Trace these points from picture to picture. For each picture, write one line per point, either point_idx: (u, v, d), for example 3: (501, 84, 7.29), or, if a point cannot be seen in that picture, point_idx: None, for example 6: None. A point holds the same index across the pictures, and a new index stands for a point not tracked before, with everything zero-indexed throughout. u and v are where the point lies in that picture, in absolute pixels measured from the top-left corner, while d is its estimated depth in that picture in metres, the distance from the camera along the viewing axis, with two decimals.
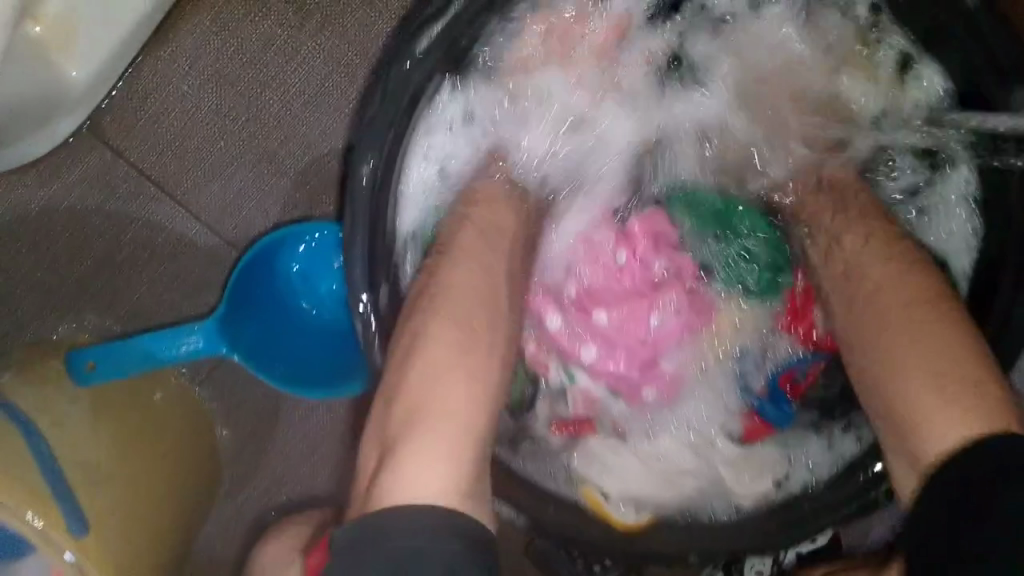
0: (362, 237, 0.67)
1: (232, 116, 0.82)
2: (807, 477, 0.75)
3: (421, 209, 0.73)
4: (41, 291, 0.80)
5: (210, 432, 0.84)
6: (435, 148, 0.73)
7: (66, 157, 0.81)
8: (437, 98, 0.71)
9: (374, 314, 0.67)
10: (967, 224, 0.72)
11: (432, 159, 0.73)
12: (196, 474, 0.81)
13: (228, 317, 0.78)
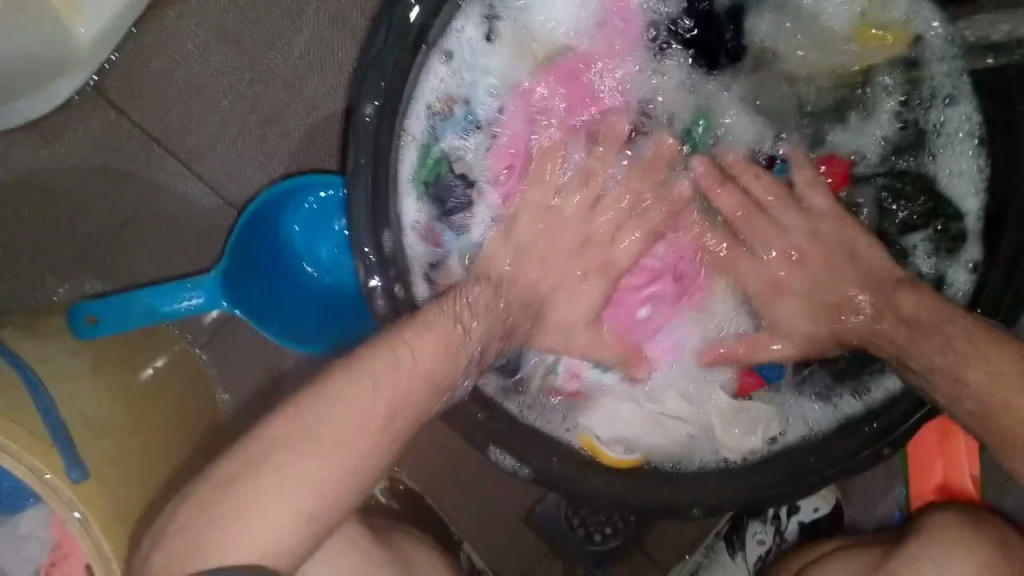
0: (365, 190, 0.62)
1: (237, 75, 0.79)
2: (804, 432, 0.72)
3: (416, 155, 0.67)
4: (43, 253, 0.81)
5: (209, 402, 0.81)
6: (435, 90, 0.66)
7: (68, 116, 0.79)
8: (448, 34, 0.64)
9: (376, 264, 0.64)
10: (974, 162, 0.71)
11: (433, 102, 0.66)
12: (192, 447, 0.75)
13: (232, 273, 0.73)
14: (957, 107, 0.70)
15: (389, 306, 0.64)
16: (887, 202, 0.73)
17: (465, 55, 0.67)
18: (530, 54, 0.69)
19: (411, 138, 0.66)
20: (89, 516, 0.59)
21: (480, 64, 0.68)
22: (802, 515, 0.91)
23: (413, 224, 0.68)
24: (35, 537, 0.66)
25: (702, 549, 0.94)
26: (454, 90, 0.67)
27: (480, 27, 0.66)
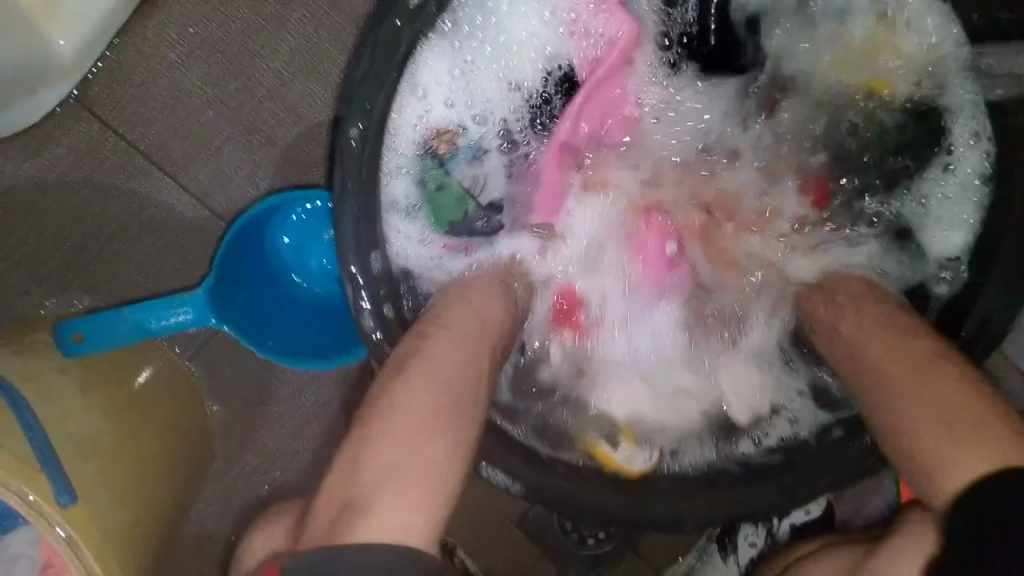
0: (352, 211, 0.61)
1: (221, 86, 0.78)
2: (784, 434, 0.72)
3: (409, 189, 0.68)
4: (31, 263, 0.80)
5: (192, 415, 0.80)
6: (425, 126, 0.68)
7: (50, 128, 0.78)
8: (423, 69, 0.65)
9: (364, 280, 0.63)
10: (979, 194, 0.68)
11: (421, 136, 0.68)
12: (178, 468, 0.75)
13: (220, 288, 0.71)
14: (965, 138, 0.69)
15: (378, 326, 0.63)
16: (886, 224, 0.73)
17: (454, 78, 0.67)
18: (516, 72, 0.69)
19: (410, 168, 0.68)
20: (76, 535, 0.59)
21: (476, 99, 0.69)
22: (793, 518, 0.91)
23: (422, 245, 0.69)
24: (25, 557, 0.65)
25: (696, 552, 0.95)
26: (448, 117, 0.68)
27: (465, 53, 0.66)
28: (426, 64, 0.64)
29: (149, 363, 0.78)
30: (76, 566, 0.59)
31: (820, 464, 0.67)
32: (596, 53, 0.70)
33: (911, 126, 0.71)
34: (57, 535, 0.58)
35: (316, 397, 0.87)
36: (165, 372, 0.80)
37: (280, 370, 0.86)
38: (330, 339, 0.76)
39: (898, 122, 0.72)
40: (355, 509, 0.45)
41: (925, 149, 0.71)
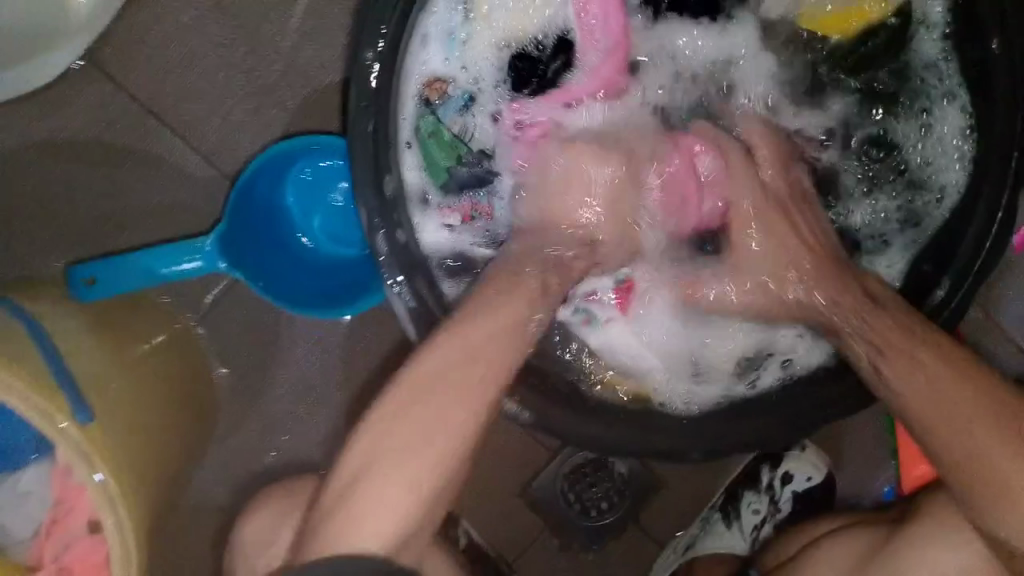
0: (368, 130, 0.58)
1: (232, 47, 0.80)
2: (780, 375, 0.72)
3: (411, 146, 0.68)
4: (39, 224, 0.82)
5: (191, 377, 0.81)
6: (421, 79, 0.68)
7: (60, 91, 0.80)
8: (424, 17, 0.65)
9: (378, 216, 0.59)
10: (963, 142, 0.69)
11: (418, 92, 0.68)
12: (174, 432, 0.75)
13: (231, 235, 0.72)
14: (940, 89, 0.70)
15: (389, 248, 0.59)
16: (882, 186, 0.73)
17: (447, 31, 0.68)
18: (511, 28, 0.69)
19: (410, 129, 0.68)
20: (111, 483, 0.59)
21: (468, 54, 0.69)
22: (795, 484, 0.93)
23: (433, 208, 0.70)
24: (36, 495, 0.67)
25: (699, 522, 0.95)
26: (436, 73, 0.69)
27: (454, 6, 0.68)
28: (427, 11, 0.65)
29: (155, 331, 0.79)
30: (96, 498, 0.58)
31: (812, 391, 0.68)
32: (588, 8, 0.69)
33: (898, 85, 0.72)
34: (92, 478, 0.58)
35: (321, 362, 0.87)
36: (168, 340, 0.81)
37: (285, 334, 0.87)
38: (340, 289, 0.77)
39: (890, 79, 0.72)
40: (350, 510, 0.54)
41: (906, 104, 0.71)
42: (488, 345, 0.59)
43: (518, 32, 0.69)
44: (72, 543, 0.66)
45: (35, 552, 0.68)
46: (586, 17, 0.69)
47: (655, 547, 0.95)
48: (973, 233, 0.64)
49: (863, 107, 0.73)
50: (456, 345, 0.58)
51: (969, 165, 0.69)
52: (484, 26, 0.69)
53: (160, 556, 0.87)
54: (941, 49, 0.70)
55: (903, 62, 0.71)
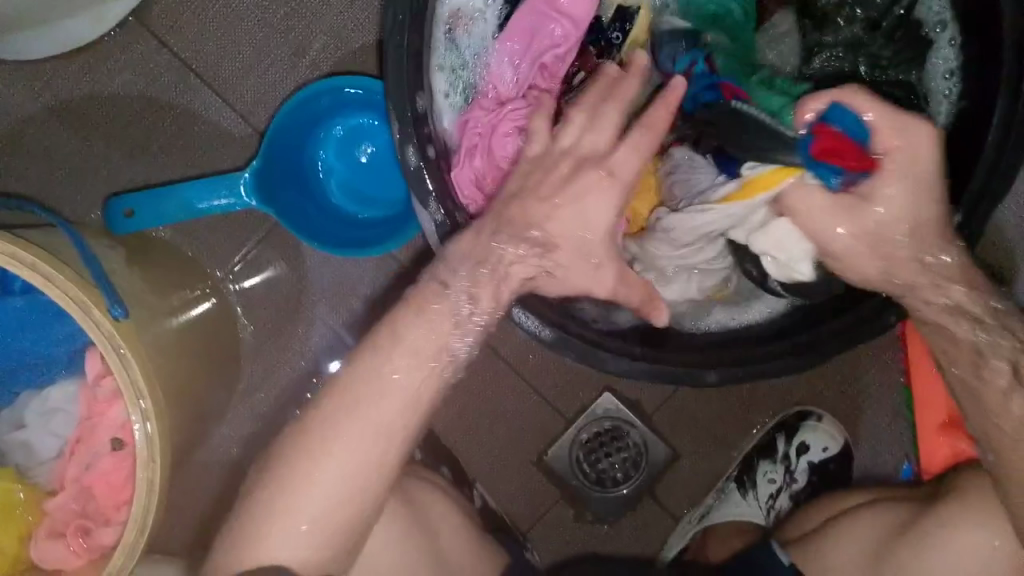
0: (402, 42, 0.60)
1: (272, 9, 0.84)
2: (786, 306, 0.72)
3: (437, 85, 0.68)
4: (80, 174, 0.85)
5: (212, 317, 0.83)
6: (447, 13, 0.68)
7: (111, 45, 0.84)
8: None
9: (413, 140, 0.61)
10: (950, 79, 0.71)
11: (444, 25, 0.68)
12: (196, 368, 0.77)
13: (266, 175, 0.75)
14: (933, 27, 0.72)
15: (420, 161, 0.62)
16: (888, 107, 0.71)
17: None
18: None
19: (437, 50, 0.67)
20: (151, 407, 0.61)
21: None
22: (811, 455, 0.93)
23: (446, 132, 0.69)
24: (64, 412, 0.68)
25: (715, 492, 0.95)
26: (459, 2, 0.69)
27: None
28: None
29: (194, 284, 0.82)
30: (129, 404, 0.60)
31: (836, 317, 0.67)
32: None
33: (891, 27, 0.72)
34: (136, 403, 0.60)
35: (345, 317, 0.90)
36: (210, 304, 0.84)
37: (310, 289, 0.89)
38: (362, 235, 0.79)
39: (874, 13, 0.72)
40: (277, 522, 0.57)
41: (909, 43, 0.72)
42: (418, 388, 0.59)
43: None
44: (97, 458, 0.66)
45: (57, 474, 0.68)
46: None
47: (671, 521, 0.95)
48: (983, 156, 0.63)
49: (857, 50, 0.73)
50: (371, 397, 0.58)
51: (957, 99, 0.70)
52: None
53: (180, 509, 0.89)
54: None
55: (907, 1, 0.71)
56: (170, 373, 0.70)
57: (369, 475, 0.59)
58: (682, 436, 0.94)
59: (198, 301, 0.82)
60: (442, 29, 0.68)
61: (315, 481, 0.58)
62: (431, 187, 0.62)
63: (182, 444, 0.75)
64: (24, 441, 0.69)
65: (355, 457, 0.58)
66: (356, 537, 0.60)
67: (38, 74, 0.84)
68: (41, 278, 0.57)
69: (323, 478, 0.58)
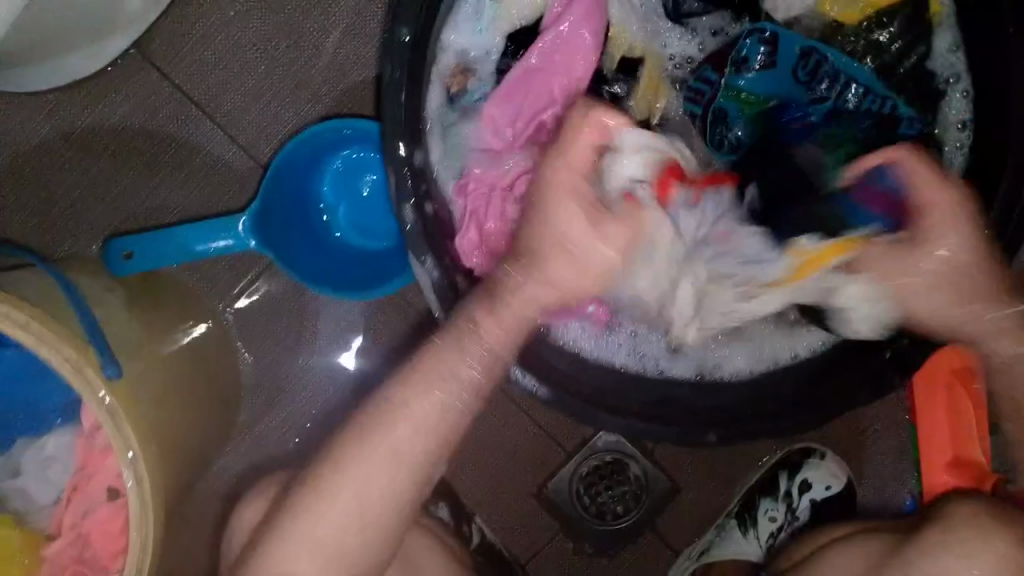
0: (399, 102, 0.59)
1: (274, 42, 0.83)
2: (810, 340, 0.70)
3: (435, 141, 0.66)
4: (81, 207, 0.84)
5: (211, 353, 0.82)
6: (446, 61, 0.66)
7: (111, 78, 0.84)
8: None
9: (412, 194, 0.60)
10: (964, 131, 0.69)
11: (443, 74, 0.66)
12: (194, 410, 0.76)
13: (264, 215, 0.74)
14: (943, 76, 0.70)
15: (417, 219, 0.60)
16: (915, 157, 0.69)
17: (479, 16, 0.67)
18: (514, 18, 0.68)
19: (433, 108, 0.65)
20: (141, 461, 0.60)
21: (483, 44, 0.68)
22: (814, 493, 0.93)
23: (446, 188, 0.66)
24: (60, 460, 0.67)
25: (714, 528, 0.94)
26: (459, 52, 0.67)
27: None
28: None
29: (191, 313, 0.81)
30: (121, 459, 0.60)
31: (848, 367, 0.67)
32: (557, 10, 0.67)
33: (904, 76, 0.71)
34: (125, 455, 0.59)
35: (345, 349, 0.89)
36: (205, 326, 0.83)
37: (310, 320, 0.89)
38: (364, 276, 0.78)
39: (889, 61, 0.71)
40: (290, 537, 0.59)
41: (916, 91, 0.70)
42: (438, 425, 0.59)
43: (512, 18, 0.68)
44: (94, 508, 0.66)
45: (55, 520, 0.68)
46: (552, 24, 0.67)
47: (670, 555, 0.95)
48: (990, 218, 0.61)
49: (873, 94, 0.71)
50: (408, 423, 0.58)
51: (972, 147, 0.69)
52: (502, 9, 0.68)
53: (177, 540, 0.89)
54: (950, 48, 0.70)
55: (916, 53, 0.70)
56: (169, 422, 0.69)
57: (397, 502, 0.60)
58: (683, 470, 0.94)
59: (196, 330, 0.81)
60: (439, 84, 0.66)
61: (346, 507, 0.58)
62: (428, 245, 0.61)
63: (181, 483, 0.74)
64: (22, 487, 0.69)
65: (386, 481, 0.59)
66: (380, 563, 0.61)
67: (38, 108, 0.83)
68: (33, 337, 0.57)
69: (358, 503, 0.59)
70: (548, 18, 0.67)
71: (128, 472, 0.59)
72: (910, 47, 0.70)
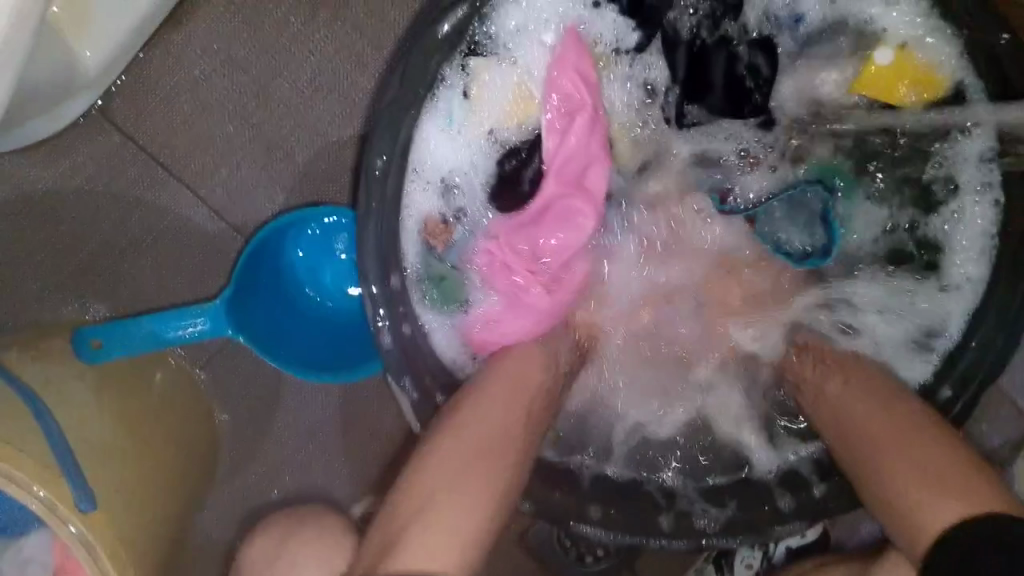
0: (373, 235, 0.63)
1: (243, 102, 0.80)
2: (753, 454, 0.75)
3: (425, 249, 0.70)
4: (47, 272, 0.81)
5: (195, 420, 0.80)
6: (429, 173, 0.69)
7: (71, 139, 0.80)
8: (436, 101, 0.66)
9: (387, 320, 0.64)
10: (984, 241, 0.70)
11: (432, 182, 0.70)
12: (178, 489, 0.74)
13: (239, 299, 0.73)
14: (974, 187, 0.70)
15: (394, 342, 0.65)
16: (908, 240, 0.74)
17: (455, 124, 0.68)
18: (502, 119, 0.69)
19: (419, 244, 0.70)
20: (88, 532, 0.59)
21: (473, 149, 0.70)
22: (789, 541, 0.92)
23: (449, 303, 0.71)
24: (37, 561, 0.66)
25: (693, 573, 0.95)
26: (444, 160, 0.69)
27: (454, 108, 0.67)
28: (438, 100, 0.66)
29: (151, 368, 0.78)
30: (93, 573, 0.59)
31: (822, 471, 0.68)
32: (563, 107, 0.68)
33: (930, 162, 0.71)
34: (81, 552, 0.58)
35: (326, 407, 0.87)
36: (162, 371, 0.79)
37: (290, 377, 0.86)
38: (340, 352, 0.78)
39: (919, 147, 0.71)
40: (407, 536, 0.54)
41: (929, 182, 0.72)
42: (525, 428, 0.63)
43: (502, 122, 0.69)
44: None
45: None
46: (557, 122, 0.68)
47: None
48: (969, 347, 0.69)
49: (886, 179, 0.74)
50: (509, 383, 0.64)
51: (990, 258, 0.70)
52: (476, 108, 0.68)
53: None
54: (985, 152, 0.69)
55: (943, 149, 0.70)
56: (149, 516, 0.68)
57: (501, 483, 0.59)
58: None
59: (154, 378, 0.77)
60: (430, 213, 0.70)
61: (469, 462, 0.58)
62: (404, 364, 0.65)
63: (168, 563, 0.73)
64: None
65: (484, 448, 0.60)
66: None
67: None
68: (3, 477, 0.56)
69: (479, 459, 0.59)
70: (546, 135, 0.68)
71: None
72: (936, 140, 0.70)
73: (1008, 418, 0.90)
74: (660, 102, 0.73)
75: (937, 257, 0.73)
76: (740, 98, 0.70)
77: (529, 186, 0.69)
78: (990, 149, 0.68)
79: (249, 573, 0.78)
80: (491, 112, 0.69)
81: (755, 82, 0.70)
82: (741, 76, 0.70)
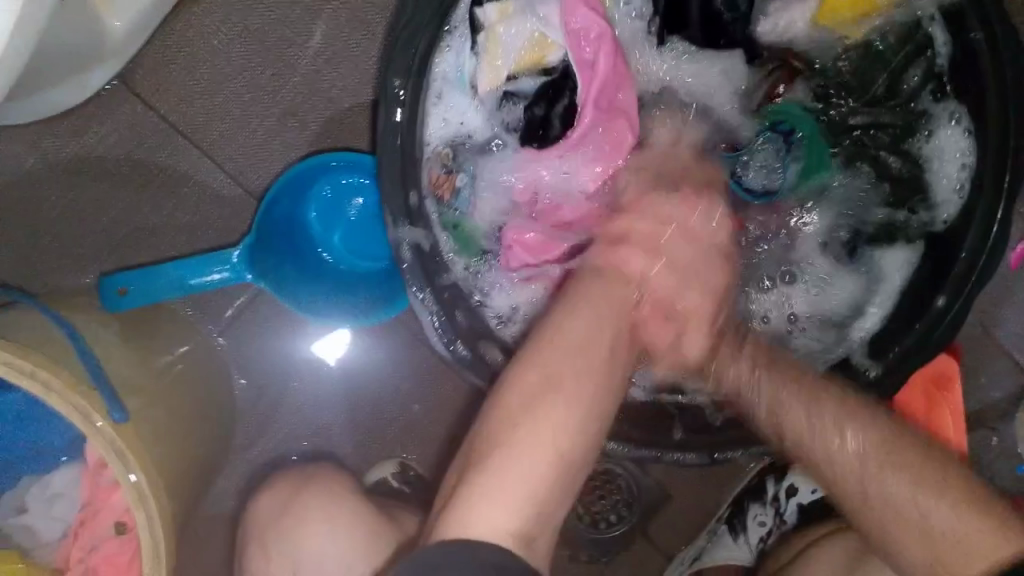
0: (396, 148, 0.62)
1: (259, 71, 0.84)
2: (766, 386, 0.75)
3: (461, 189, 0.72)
4: (70, 239, 0.84)
5: (213, 379, 0.82)
6: (446, 121, 0.71)
7: (96, 110, 0.83)
8: (442, 51, 0.67)
9: (410, 239, 0.63)
10: (962, 171, 0.68)
11: (450, 128, 0.71)
12: (195, 434, 0.75)
13: (257, 248, 0.75)
14: (949, 119, 0.68)
15: (414, 257, 0.64)
16: (902, 173, 0.73)
17: (461, 75, 0.69)
18: (523, 60, 0.69)
19: (431, 194, 0.69)
20: (143, 482, 0.61)
21: (489, 97, 0.70)
22: (800, 496, 0.94)
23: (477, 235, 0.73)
24: (65, 495, 0.68)
25: (706, 534, 0.95)
26: (456, 108, 0.71)
27: (461, 54, 0.68)
28: (443, 49, 0.67)
29: (180, 339, 0.80)
30: (140, 514, 0.60)
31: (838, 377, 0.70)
32: (581, 40, 0.67)
33: (914, 94, 0.71)
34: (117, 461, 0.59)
35: (340, 368, 0.88)
36: (187, 346, 0.81)
37: (305, 340, 0.88)
38: (356, 301, 0.81)
39: (911, 75, 0.70)
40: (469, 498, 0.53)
41: (914, 115, 0.71)
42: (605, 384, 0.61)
43: (521, 66, 0.69)
44: (101, 542, 0.66)
45: (62, 554, 0.68)
46: (580, 61, 0.67)
47: (662, 558, 0.97)
48: (960, 257, 0.65)
49: (881, 112, 0.73)
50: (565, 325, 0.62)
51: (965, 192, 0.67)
52: (491, 48, 0.68)
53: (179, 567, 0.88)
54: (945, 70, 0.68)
55: (925, 79, 0.70)
56: (175, 460, 0.70)
57: (585, 411, 0.58)
58: (676, 479, 0.96)
59: (179, 346, 0.79)
60: (433, 166, 0.70)
61: (541, 417, 0.57)
62: (428, 282, 0.65)
63: (187, 509, 0.74)
64: (27, 524, 0.68)
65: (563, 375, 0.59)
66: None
67: (23, 138, 0.82)
68: (42, 387, 0.58)
69: (549, 415, 0.57)
70: (577, 68, 0.68)
71: (140, 518, 0.60)
72: (911, 65, 0.70)
73: (1003, 371, 0.90)
74: (653, 38, 0.73)
75: (924, 194, 0.71)
76: (717, 30, 0.73)
77: (561, 123, 0.70)
78: (948, 53, 0.67)
79: (264, 527, 0.77)
80: (507, 52, 0.68)
81: (733, 17, 0.72)
82: (718, 10, 0.72)
